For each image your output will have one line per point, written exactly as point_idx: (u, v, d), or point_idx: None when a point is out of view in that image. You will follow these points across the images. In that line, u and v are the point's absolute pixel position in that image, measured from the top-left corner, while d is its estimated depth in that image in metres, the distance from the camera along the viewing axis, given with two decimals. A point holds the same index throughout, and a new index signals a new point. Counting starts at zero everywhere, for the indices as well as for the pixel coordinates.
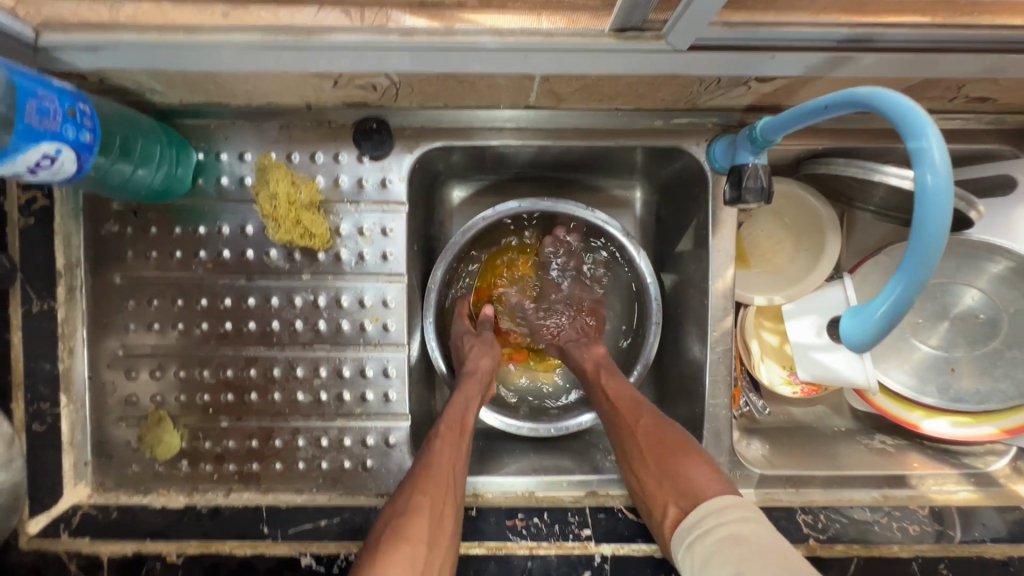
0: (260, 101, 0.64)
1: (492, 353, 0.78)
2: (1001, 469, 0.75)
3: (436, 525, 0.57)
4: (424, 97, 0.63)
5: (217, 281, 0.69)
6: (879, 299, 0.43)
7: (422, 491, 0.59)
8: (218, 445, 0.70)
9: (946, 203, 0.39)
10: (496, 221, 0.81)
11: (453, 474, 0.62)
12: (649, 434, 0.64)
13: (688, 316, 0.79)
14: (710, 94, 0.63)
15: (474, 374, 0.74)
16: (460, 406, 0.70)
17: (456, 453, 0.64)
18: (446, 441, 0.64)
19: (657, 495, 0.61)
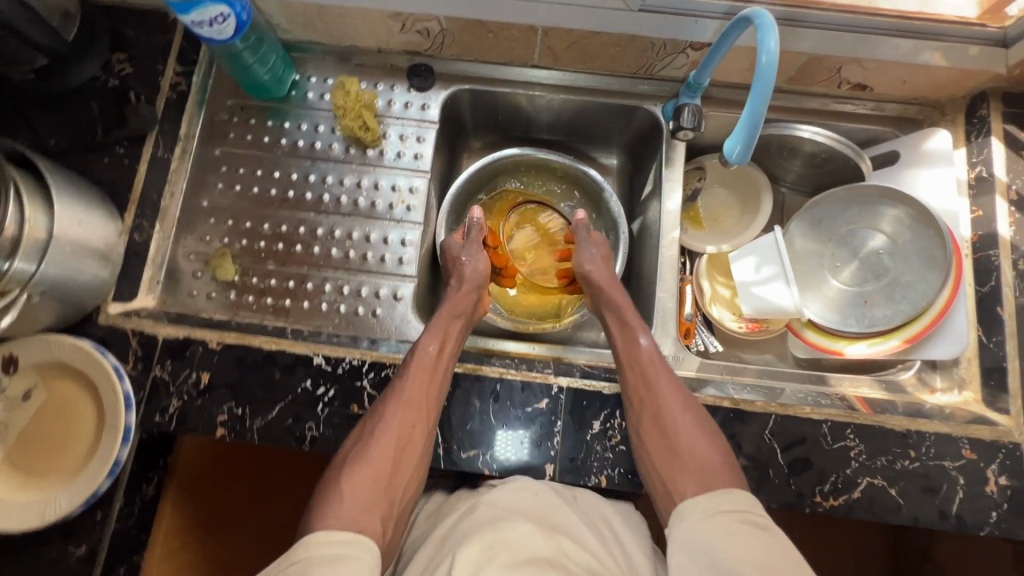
0: (348, 42, 0.92)
1: (478, 265, 0.89)
2: (908, 379, 0.87)
3: (399, 448, 0.71)
4: (460, 47, 0.91)
5: (289, 162, 0.92)
6: (741, 131, 0.67)
7: (397, 412, 0.72)
8: (262, 282, 0.87)
9: (771, 67, 0.62)
10: (504, 163, 1.05)
11: (427, 396, 0.73)
12: (644, 406, 0.74)
13: (649, 242, 0.98)
14: (662, 61, 0.90)
15: (467, 287, 0.87)
16: (441, 331, 0.80)
17: (433, 371, 0.75)
18: (422, 365, 0.74)
19: (659, 463, 0.72)
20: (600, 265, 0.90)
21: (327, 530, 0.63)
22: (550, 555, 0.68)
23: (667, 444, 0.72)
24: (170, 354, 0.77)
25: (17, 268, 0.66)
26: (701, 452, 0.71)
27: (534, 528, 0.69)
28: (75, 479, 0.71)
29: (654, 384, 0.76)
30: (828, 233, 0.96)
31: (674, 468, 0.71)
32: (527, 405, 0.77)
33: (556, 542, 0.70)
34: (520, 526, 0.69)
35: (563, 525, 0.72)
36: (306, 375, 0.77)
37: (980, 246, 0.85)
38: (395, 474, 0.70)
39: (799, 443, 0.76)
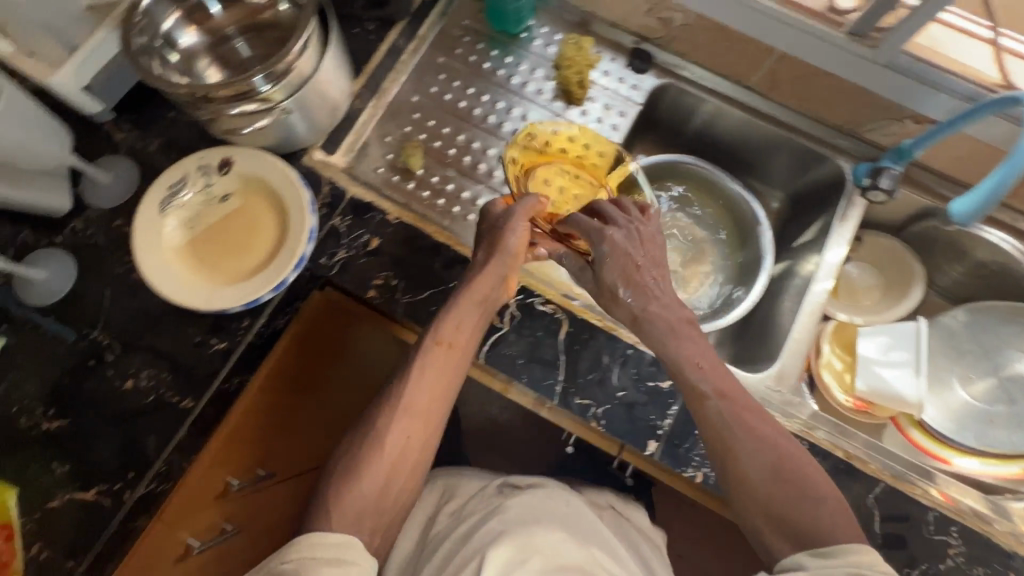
0: (587, 8, 0.99)
1: (518, 239, 0.75)
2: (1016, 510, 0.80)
3: (399, 456, 0.68)
4: (690, 46, 0.96)
5: (499, 91, 0.98)
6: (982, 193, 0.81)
7: (402, 415, 0.68)
8: (438, 183, 0.93)
9: None
10: (675, 166, 1.09)
11: (431, 400, 0.70)
12: (728, 447, 0.65)
13: (791, 286, 0.99)
14: (874, 123, 0.92)
15: (490, 264, 0.75)
16: (456, 320, 0.73)
17: (444, 368, 0.71)
18: (433, 365, 0.71)
19: (753, 505, 0.63)
20: (652, 299, 0.73)
21: (319, 532, 0.61)
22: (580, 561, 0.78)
23: (756, 485, 0.63)
24: (353, 211, 0.84)
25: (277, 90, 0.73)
26: (801, 495, 0.62)
27: (562, 538, 0.80)
28: (241, 283, 0.77)
29: (743, 417, 0.66)
30: (975, 345, 0.97)
31: (773, 509, 0.62)
32: (649, 380, 0.79)
33: (588, 552, 0.80)
34: (551, 536, 0.80)
35: (586, 533, 0.84)
36: (461, 275, 0.81)
37: None
38: (394, 481, 0.67)
39: (901, 519, 0.75)
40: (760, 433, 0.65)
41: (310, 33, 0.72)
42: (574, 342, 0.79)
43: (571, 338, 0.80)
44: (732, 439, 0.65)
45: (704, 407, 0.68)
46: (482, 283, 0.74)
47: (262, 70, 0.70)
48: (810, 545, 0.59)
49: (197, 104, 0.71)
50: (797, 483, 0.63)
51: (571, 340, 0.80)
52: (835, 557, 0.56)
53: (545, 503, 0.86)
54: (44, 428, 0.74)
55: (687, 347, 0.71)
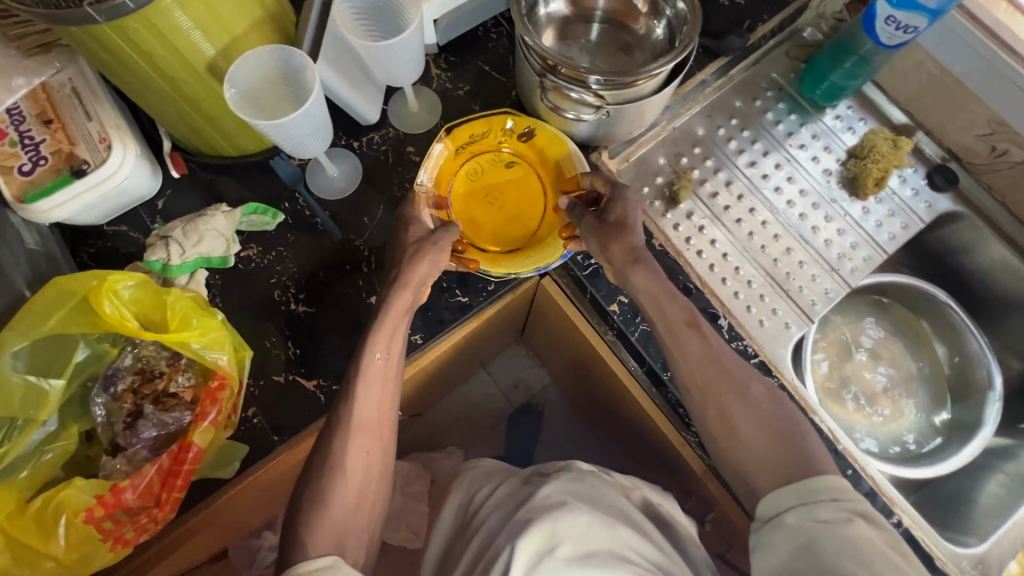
0: (908, 106, 0.94)
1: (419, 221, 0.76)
2: None
3: (365, 473, 0.68)
4: (1009, 185, 0.90)
5: (785, 155, 0.95)
6: None
7: (357, 429, 0.68)
8: (695, 224, 0.91)
9: None
10: (917, 294, 1.03)
11: (382, 412, 0.71)
12: (720, 414, 0.71)
13: (1004, 468, 0.92)
14: None
15: (410, 286, 0.72)
16: (392, 332, 0.72)
17: (383, 384, 0.71)
18: (370, 387, 0.70)
19: (755, 474, 0.68)
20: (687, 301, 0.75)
21: (305, 561, 0.60)
22: (615, 545, 0.76)
23: (748, 436, 0.69)
24: None
25: (611, 93, 0.73)
26: (770, 420, 0.70)
27: (590, 521, 0.78)
28: (519, 259, 0.80)
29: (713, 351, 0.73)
30: None
31: (747, 459, 0.69)
32: None
33: (615, 534, 0.78)
34: (578, 519, 0.77)
35: (615, 514, 0.83)
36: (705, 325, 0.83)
37: None
38: (362, 503, 0.67)
39: None
40: (743, 425, 0.69)
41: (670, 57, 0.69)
42: None
43: None
44: (712, 381, 0.71)
45: (682, 350, 0.73)
46: (404, 296, 0.72)
47: (602, 73, 0.71)
48: (797, 482, 0.64)
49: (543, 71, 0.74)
50: (782, 436, 0.68)
51: None
52: (824, 497, 0.62)
53: (569, 486, 0.87)
54: (291, 308, 0.80)
55: (650, 303, 0.75)
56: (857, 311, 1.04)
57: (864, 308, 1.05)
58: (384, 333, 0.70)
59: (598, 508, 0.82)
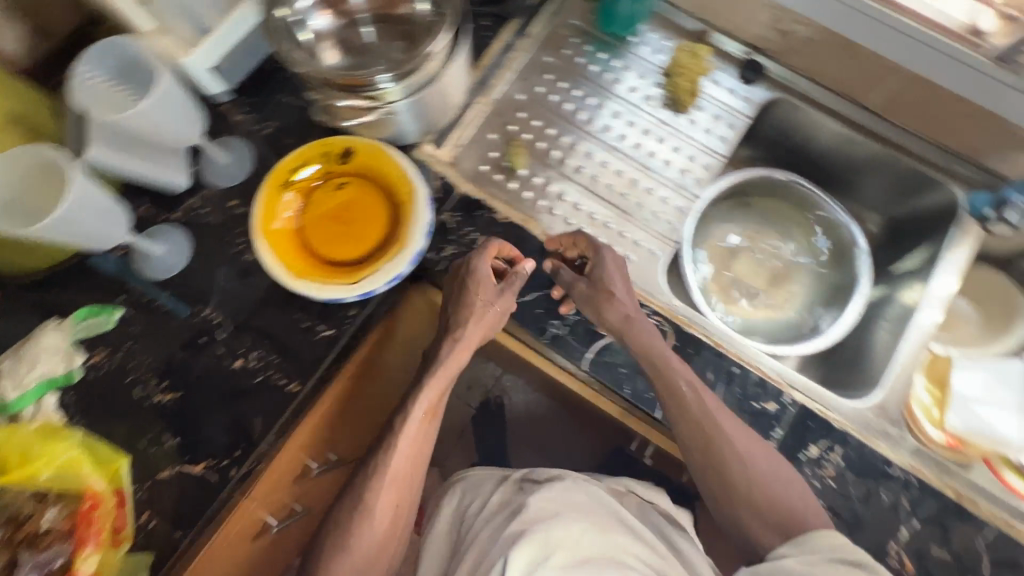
0: (702, 13, 0.97)
1: (468, 296, 0.76)
2: None
3: (391, 519, 0.76)
4: (808, 60, 0.94)
5: (605, 95, 0.97)
6: None
7: (390, 481, 0.75)
8: (541, 185, 0.92)
9: None
10: (767, 183, 1.07)
11: (410, 468, 0.77)
12: (707, 447, 0.72)
13: (886, 315, 0.98)
14: (1001, 152, 0.88)
15: (456, 343, 0.77)
16: (440, 381, 0.77)
17: (417, 438, 0.77)
18: (412, 443, 0.76)
19: (738, 485, 0.72)
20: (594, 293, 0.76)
21: None
22: (609, 551, 0.78)
23: (750, 487, 0.71)
24: (461, 208, 0.83)
25: (389, 92, 0.73)
26: (746, 440, 0.72)
27: (584, 529, 0.80)
28: (372, 272, 0.77)
29: (710, 400, 0.74)
30: None
31: (730, 475, 0.72)
32: (754, 400, 0.77)
33: (613, 542, 0.79)
34: (572, 528, 0.79)
35: (610, 520, 0.83)
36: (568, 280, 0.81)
37: None
38: (386, 544, 0.76)
39: (1008, 566, 0.73)
40: (766, 479, 0.71)
41: (439, 43, 0.72)
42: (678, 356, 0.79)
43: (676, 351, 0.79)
44: (667, 392, 0.73)
45: (636, 339, 0.74)
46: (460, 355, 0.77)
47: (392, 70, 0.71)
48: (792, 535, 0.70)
49: (312, 83, 0.73)
50: (792, 486, 0.71)
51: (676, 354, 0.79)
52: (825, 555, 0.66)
53: (568, 497, 0.86)
54: (157, 400, 0.76)
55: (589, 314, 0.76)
56: (726, 213, 1.09)
57: (732, 209, 1.09)
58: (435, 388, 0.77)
59: (590, 512, 0.83)
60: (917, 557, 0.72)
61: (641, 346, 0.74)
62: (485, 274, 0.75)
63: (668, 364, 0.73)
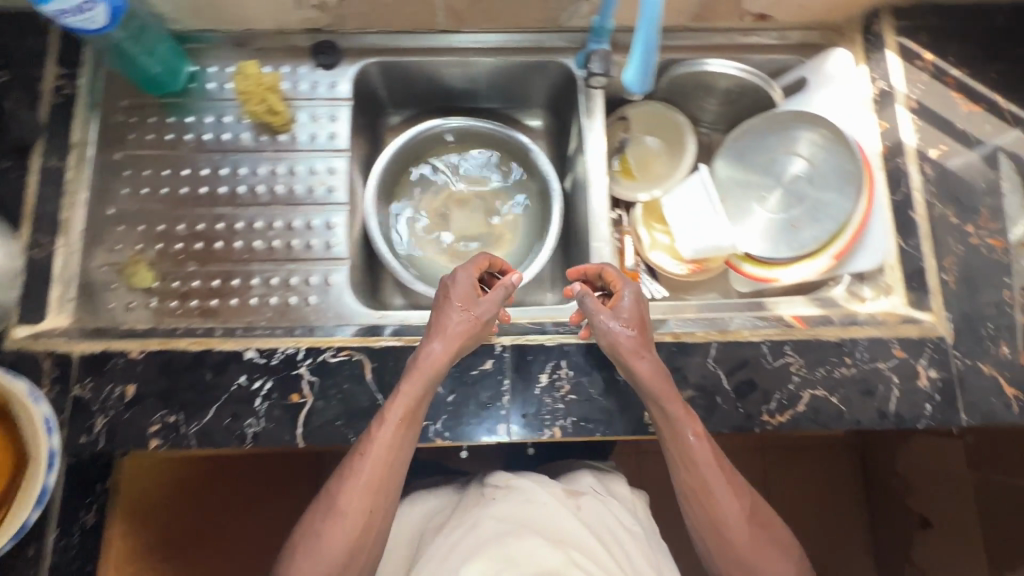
0: (242, 26, 0.89)
1: (444, 337, 0.70)
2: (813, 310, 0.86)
3: (358, 539, 0.67)
4: (362, 18, 0.88)
5: (198, 158, 0.87)
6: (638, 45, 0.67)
7: (350, 488, 0.67)
8: (186, 284, 0.83)
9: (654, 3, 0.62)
10: (417, 140, 1.03)
11: (383, 479, 0.68)
12: (729, 500, 0.71)
13: (580, 197, 0.97)
14: (567, 10, 0.89)
15: (442, 332, 0.70)
16: (410, 390, 0.69)
17: (394, 443, 0.68)
18: (380, 448, 0.68)
19: (713, 508, 0.71)
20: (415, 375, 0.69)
21: None
22: (560, 567, 0.68)
23: (717, 501, 0.71)
24: (89, 370, 0.73)
25: None
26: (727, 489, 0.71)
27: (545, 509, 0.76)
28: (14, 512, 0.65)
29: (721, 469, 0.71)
30: (754, 165, 0.98)
31: (703, 494, 0.71)
32: (472, 368, 0.76)
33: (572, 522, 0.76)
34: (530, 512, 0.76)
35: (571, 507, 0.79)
36: (239, 372, 0.73)
37: (888, 157, 0.88)
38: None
39: (742, 366, 0.78)
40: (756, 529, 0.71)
41: None
42: (383, 375, 0.75)
43: (379, 372, 0.75)
44: (699, 465, 0.70)
45: (640, 371, 0.70)
46: (425, 369, 0.69)
47: None
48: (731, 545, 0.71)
49: None
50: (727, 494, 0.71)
51: (380, 374, 0.75)
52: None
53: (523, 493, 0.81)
54: None
55: (432, 359, 0.70)
56: (417, 182, 1.08)
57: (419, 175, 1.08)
58: (400, 399, 0.68)
59: (543, 524, 0.74)
60: None
61: (689, 432, 0.70)
62: (469, 284, 0.74)
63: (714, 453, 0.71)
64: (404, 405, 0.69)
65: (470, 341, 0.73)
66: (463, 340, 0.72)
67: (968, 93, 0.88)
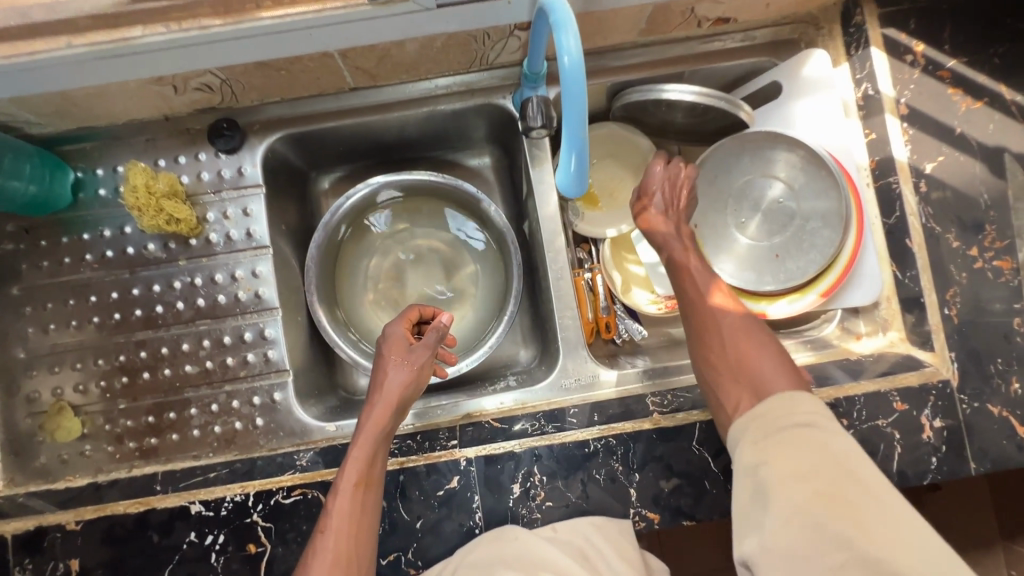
0: (122, 118, 0.76)
1: (383, 387, 0.69)
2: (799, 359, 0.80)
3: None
4: (259, 91, 0.76)
5: (105, 279, 0.78)
6: (567, 158, 0.60)
7: (315, 562, 0.59)
8: (118, 425, 0.76)
9: (578, 77, 0.51)
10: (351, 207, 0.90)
11: (353, 547, 0.60)
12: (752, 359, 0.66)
13: (538, 253, 0.88)
14: (494, 49, 0.75)
15: (380, 389, 0.69)
16: (357, 454, 0.65)
17: (353, 510, 0.62)
18: (338, 516, 0.62)
19: (733, 391, 0.66)
20: (364, 434, 0.66)
21: None
22: None
23: (742, 366, 0.66)
24: (25, 551, 0.67)
25: None
26: (759, 354, 0.66)
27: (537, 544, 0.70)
28: None
29: (750, 333, 0.69)
30: (729, 188, 0.87)
31: (733, 383, 0.66)
32: (438, 489, 0.70)
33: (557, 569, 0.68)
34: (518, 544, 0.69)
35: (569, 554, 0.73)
36: (188, 529, 0.68)
37: (880, 174, 0.79)
38: None
39: None
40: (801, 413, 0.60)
41: None
42: None
43: None
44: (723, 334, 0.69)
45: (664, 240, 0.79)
46: (371, 423, 0.67)
47: None
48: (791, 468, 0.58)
49: None
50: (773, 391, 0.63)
51: None
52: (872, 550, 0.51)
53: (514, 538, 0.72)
54: None
55: (371, 407, 0.68)
56: (363, 247, 0.97)
57: (366, 239, 0.97)
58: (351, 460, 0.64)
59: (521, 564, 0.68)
60: (655, 504, 0.70)
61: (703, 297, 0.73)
62: (401, 336, 0.74)
63: (744, 334, 0.69)
64: (370, 464, 0.65)
65: (416, 387, 0.72)
66: (415, 380, 0.71)
67: (967, 87, 0.76)
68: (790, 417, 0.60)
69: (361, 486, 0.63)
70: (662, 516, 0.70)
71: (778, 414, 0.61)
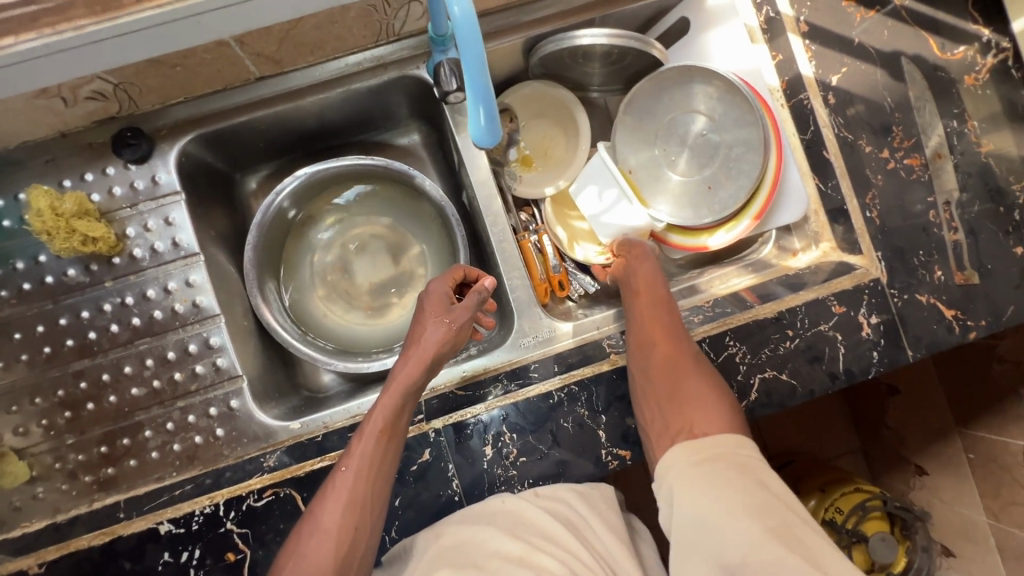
0: (14, 142, 0.71)
1: (420, 339, 0.72)
2: (742, 283, 0.83)
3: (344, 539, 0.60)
4: (160, 93, 0.72)
5: (27, 314, 0.74)
6: (474, 111, 0.58)
7: (331, 502, 0.62)
8: (69, 461, 0.73)
9: (470, 24, 0.50)
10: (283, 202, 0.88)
11: (369, 490, 0.63)
12: (694, 400, 0.66)
13: (479, 220, 0.88)
14: (398, 19, 0.73)
15: (418, 343, 0.71)
16: (388, 402, 0.67)
17: (375, 459, 0.64)
18: (360, 460, 0.64)
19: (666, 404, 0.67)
20: (395, 382, 0.68)
21: None
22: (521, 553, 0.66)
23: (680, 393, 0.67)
24: None
25: None
26: (705, 404, 0.66)
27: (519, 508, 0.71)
28: None
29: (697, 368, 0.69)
30: (655, 128, 0.89)
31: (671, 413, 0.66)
32: (411, 465, 0.70)
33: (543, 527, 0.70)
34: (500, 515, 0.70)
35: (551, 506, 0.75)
36: (160, 550, 0.66)
37: (790, 93, 0.81)
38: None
39: None
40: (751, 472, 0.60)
41: None
42: None
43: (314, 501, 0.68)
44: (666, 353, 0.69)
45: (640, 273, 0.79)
46: (405, 375, 0.69)
47: None
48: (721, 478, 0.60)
49: None
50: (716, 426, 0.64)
51: None
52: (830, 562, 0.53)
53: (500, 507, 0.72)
54: None
55: (406, 361, 0.70)
56: (303, 243, 0.95)
57: (304, 235, 0.95)
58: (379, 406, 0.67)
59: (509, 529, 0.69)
60: (625, 440, 0.72)
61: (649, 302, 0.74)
62: (443, 293, 0.75)
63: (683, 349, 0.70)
64: (397, 415, 0.67)
65: (450, 347, 0.73)
66: (450, 335, 0.73)
67: None
68: (738, 466, 0.60)
69: (385, 435, 0.65)
70: (633, 451, 0.71)
71: (710, 447, 0.62)
